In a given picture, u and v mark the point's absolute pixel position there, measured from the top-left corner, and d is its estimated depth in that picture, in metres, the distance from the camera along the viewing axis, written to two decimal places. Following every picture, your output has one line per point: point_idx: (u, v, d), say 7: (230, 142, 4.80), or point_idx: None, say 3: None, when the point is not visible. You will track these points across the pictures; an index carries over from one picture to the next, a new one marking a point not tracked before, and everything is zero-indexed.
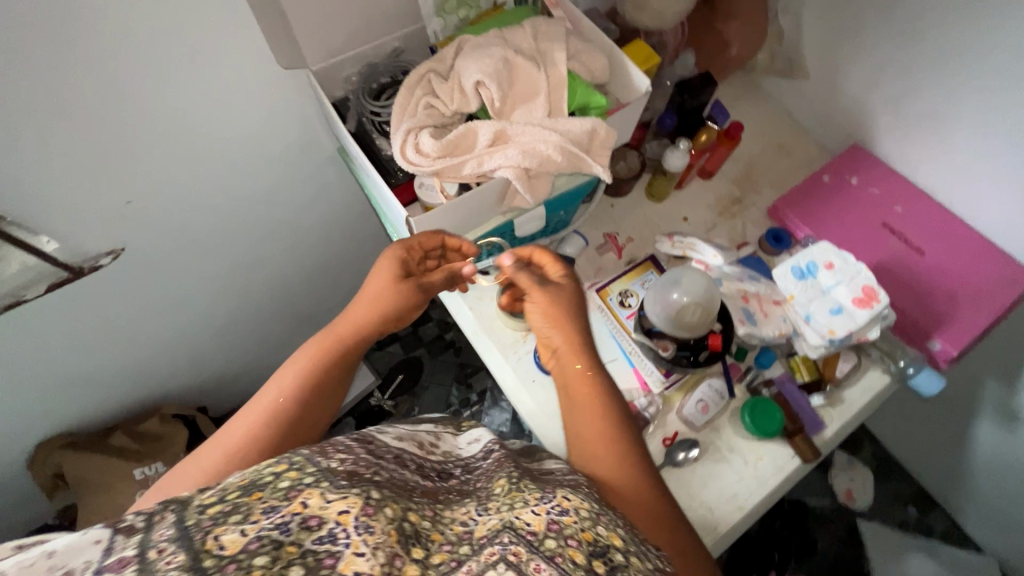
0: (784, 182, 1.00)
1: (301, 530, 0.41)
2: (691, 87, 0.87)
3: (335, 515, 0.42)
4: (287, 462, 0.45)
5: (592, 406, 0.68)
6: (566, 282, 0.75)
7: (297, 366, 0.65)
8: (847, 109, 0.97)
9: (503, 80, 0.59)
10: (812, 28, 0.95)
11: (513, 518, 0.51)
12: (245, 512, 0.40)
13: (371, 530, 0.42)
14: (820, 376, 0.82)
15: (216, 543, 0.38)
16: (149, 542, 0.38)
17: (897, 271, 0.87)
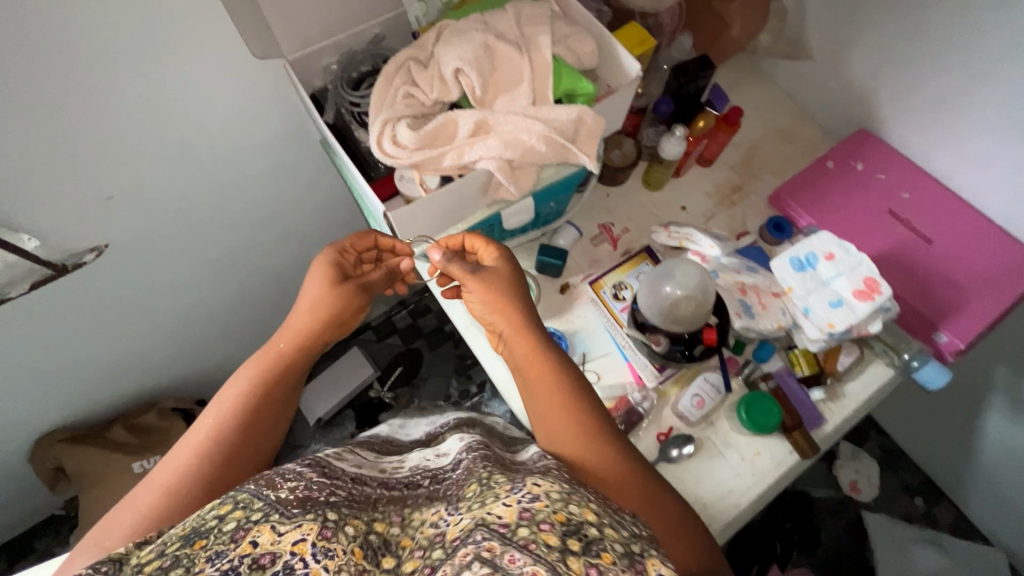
0: (786, 169, 0.97)
1: (251, 568, 0.47)
2: (688, 70, 0.82)
3: (290, 546, 0.49)
4: (231, 505, 0.52)
5: (546, 391, 0.69)
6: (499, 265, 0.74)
7: (232, 396, 0.69)
8: (854, 91, 0.93)
9: (485, 68, 0.57)
10: (817, 6, 0.91)
11: (484, 515, 0.52)
12: (187, 564, 0.47)
13: (330, 554, 0.49)
14: (820, 370, 0.79)
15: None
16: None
17: (903, 261, 0.84)
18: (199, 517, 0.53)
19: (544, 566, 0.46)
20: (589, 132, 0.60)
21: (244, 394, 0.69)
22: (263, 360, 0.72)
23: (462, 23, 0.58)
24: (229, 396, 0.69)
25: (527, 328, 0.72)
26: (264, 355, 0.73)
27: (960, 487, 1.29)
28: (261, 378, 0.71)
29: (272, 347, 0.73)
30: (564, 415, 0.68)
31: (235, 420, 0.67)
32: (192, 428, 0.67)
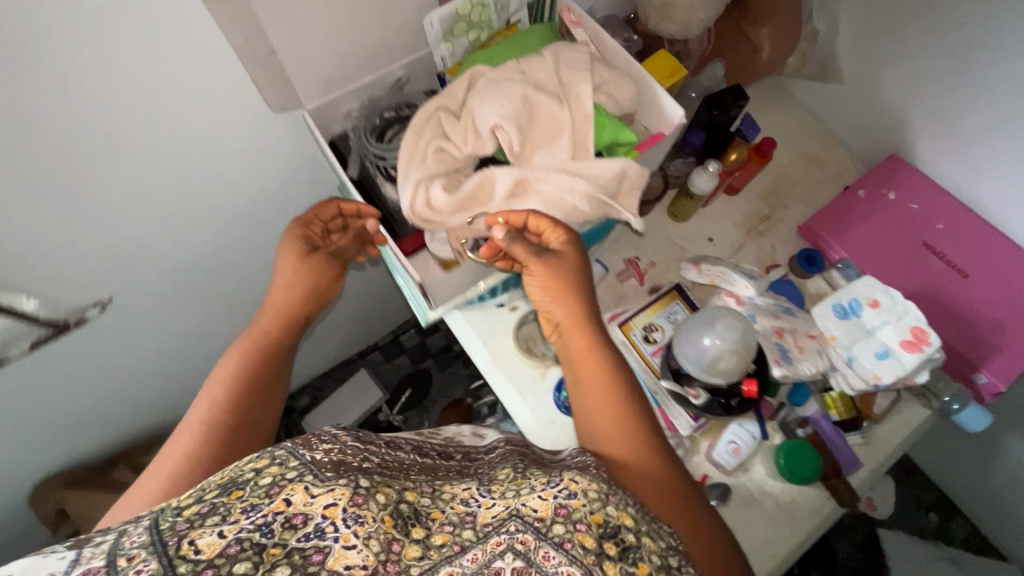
0: (815, 196, 0.94)
1: (285, 529, 0.42)
2: (721, 100, 0.78)
3: (321, 510, 0.43)
4: (268, 459, 0.48)
5: (596, 381, 0.66)
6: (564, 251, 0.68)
7: (216, 384, 0.64)
8: (885, 117, 0.91)
9: (523, 121, 0.53)
10: (851, 29, 0.87)
11: (518, 505, 0.50)
12: (223, 513, 0.42)
13: (360, 522, 0.43)
14: (857, 414, 0.77)
15: (191, 547, 0.39)
16: (117, 552, 0.39)
17: (939, 298, 0.81)
18: (235, 467, 0.48)
19: (580, 568, 0.45)
20: (633, 184, 0.56)
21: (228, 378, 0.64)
22: (250, 342, 0.68)
23: (495, 71, 0.54)
24: (214, 384, 0.64)
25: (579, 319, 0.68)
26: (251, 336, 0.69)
27: (976, 505, 1.29)
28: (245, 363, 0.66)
29: (258, 328, 0.69)
30: (612, 411, 0.63)
31: (217, 407, 0.62)
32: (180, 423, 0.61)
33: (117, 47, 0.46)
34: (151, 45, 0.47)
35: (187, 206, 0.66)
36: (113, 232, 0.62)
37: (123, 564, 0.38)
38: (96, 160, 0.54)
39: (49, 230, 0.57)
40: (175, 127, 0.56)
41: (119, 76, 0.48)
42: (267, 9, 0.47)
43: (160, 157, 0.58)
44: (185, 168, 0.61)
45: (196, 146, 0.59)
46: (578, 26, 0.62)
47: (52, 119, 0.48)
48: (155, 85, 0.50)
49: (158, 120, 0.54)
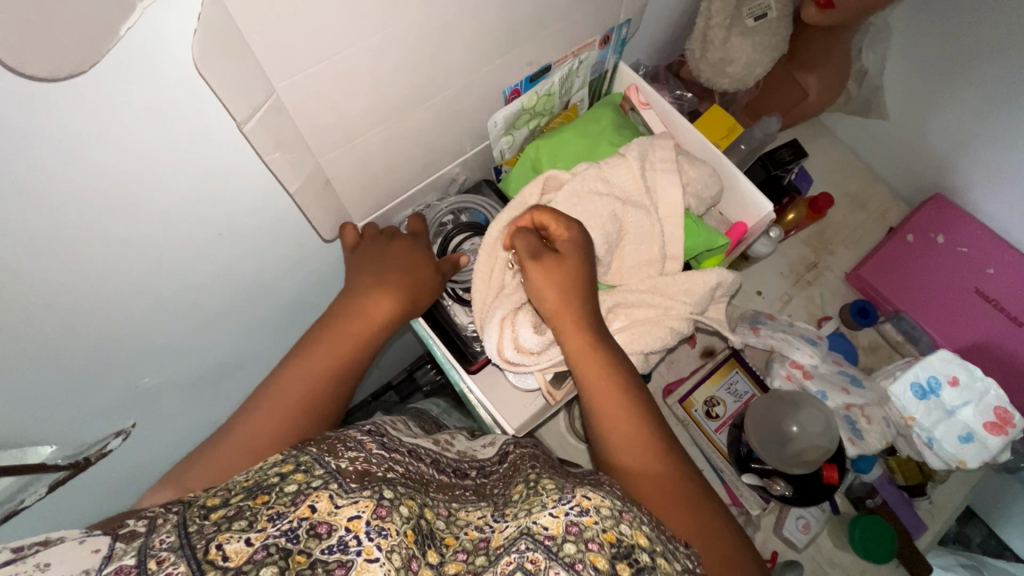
0: (859, 239, 0.90)
1: (309, 538, 0.33)
2: (778, 159, 0.73)
3: (345, 521, 0.34)
4: (294, 464, 0.38)
5: (600, 385, 0.46)
6: (566, 245, 0.47)
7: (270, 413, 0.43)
8: (929, 158, 0.87)
9: (612, 243, 0.50)
10: (899, 68, 0.83)
11: (528, 522, 0.37)
12: (249, 518, 0.33)
13: (386, 533, 0.34)
14: (923, 478, 0.74)
15: (219, 552, 0.30)
16: (147, 550, 0.30)
17: (994, 352, 0.79)
18: (261, 465, 0.39)
19: None
20: (722, 293, 0.53)
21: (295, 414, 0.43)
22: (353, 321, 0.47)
23: (575, 182, 0.50)
24: (273, 411, 0.42)
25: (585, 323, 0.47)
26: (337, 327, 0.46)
27: None
28: (323, 382, 0.45)
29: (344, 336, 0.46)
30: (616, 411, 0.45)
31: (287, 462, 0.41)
32: (289, 385, 0.43)
33: (163, 210, 0.37)
34: (199, 204, 0.39)
35: (224, 332, 0.57)
36: (147, 373, 0.53)
37: (152, 569, 0.29)
38: (133, 314, 0.45)
39: (78, 390, 0.47)
40: (221, 267, 0.47)
41: (165, 235, 0.39)
42: (328, 143, 0.40)
43: (203, 294, 0.49)
44: (229, 299, 0.52)
45: (241, 276, 0.50)
46: (648, 106, 0.58)
47: (90, 286, 0.39)
48: (203, 233, 0.42)
49: (207, 264, 0.45)
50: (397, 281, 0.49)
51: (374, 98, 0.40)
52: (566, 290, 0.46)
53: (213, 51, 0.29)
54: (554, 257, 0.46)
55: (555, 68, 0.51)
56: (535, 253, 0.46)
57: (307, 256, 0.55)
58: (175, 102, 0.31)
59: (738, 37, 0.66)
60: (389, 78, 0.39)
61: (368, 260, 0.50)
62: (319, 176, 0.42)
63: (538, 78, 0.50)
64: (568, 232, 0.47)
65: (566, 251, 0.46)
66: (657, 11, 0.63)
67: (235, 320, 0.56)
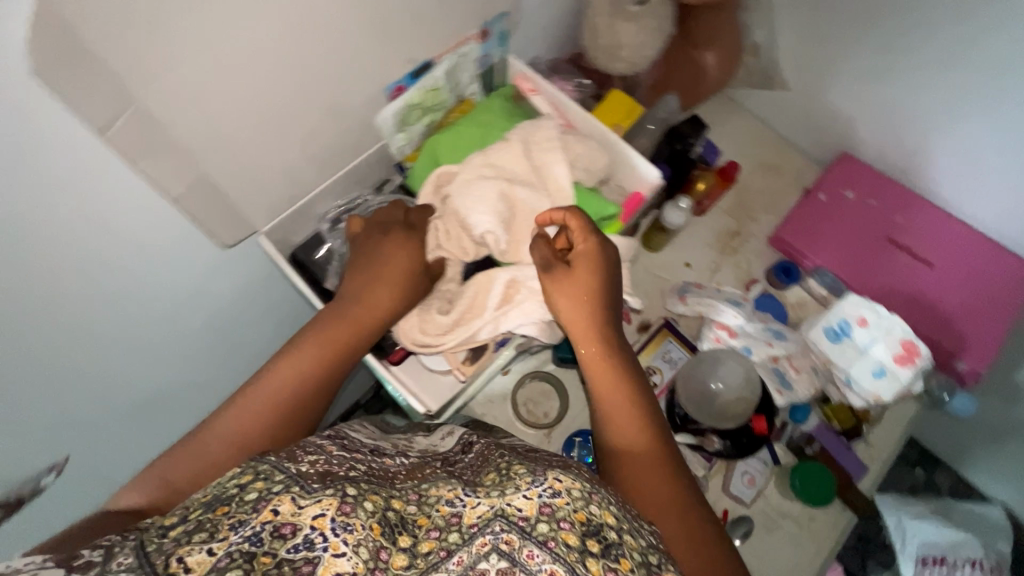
0: (777, 205, 0.94)
1: (273, 539, 0.34)
2: (679, 133, 0.79)
3: (310, 520, 0.35)
4: (253, 473, 0.38)
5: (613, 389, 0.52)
6: (583, 255, 0.52)
7: (243, 412, 0.44)
8: (830, 119, 0.92)
9: (506, 223, 0.53)
10: (788, 41, 0.88)
11: (502, 504, 0.39)
12: (211, 529, 0.34)
13: (351, 528, 0.35)
14: (857, 420, 0.78)
15: (180, 565, 0.31)
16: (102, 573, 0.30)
17: (909, 291, 0.83)
18: (219, 481, 0.39)
19: (564, 567, 0.36)
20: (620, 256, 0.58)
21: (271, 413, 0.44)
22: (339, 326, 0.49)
23: (466, 171, 0.54)
24: (250, 410, 0.44)
25: (598, 322, 0.52)
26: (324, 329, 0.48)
27: (952, 453, 1.25)
28: (304, 379, 0.47)
29: (330, 342, 0.48)
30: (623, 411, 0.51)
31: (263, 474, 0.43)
32: (266, 381, 0.45)
33: (45, 227, 0.37)
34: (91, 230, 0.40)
35: (142, 363, 0.55)
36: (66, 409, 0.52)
37: None
38: (30, 351, 0.43)
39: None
40: (123, 288, 0.46)
41: (63, 267, 0.40)
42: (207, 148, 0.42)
43: (108, 323, 0.47)
44: (138, 327, 0.51)
45: (149, 301, 0.49)
46: (536, 92, 0.61)
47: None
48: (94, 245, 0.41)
49: (111, 281, 0.44)
50: (387, 295, 0.51)
51: (252, 93, 0.41)
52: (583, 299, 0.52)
53: (53, 58, 0.30)
54: (567, 268, 0.52)
55: (435, 64, 0.53)
56: (548, 264, 0.52)
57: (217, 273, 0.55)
58: (26, 108, 0.32)
59: (623, 23, 0.70)
60: (266, 71, 0.41)
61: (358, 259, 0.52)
62: (205, 183, 0.44)
63: (420, 75, 0.53)
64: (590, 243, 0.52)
65: (579, 260, 0.52)
66: (538, 6, 0.66)
67: (152, 349, 0.55)
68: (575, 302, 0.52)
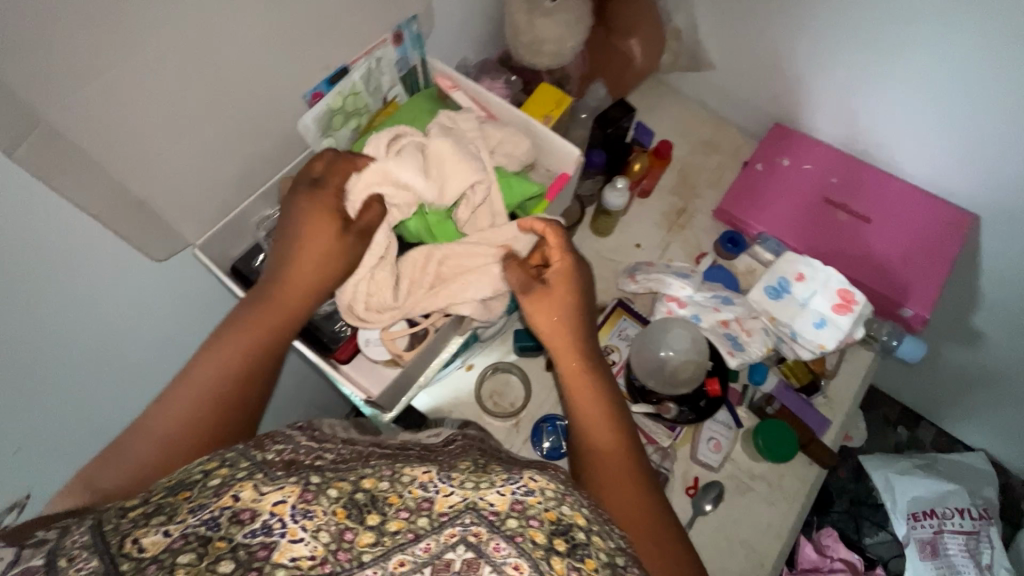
0: (718, 179, 0.97)
1: (231, 525, 0.34)
2: (610, 117, 0.83)
3: (270, 506, 0.35)
4: (220, 462, 0.39)
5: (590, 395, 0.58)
6: (559, 274, 0.58)
7: (180, 401, 0.48)
8: (758, 92, 0.96)
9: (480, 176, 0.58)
10: (707, 22, 0.92)
11: (474, 498, 0.39)
12: (169, 512, 0.34)
13: (311, 514, 0.36)
14: (813, 375, 0.80)
15: (134, 545, 0.32)
16: (58, 552, 0.31)
17: (851, 247, 0.86)
18: (187, 468, 0.40)
19: (528, 564, 0.36)
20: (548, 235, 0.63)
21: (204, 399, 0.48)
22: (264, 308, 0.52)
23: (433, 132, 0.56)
24: (187, 398, 0.48)
25: (577, 336, 0.59)
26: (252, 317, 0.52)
27: (928, 405, 1.27)
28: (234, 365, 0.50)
29: (258, 326, 0.51)
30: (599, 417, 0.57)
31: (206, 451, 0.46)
32: (197, 371, 0.49)
33: None
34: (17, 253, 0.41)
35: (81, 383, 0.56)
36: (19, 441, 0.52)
37: (62, 566, 0.30)
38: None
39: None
40: (43, 310, 0.47)
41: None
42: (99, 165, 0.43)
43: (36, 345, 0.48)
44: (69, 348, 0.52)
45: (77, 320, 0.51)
46: (456, 88, 0.64)
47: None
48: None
49: (37, 303, 0.46)
50: (309, 273, 0.54)
51: (165, 109, 0.43)
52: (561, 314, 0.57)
53: None
54: (545, 287, 0.57)
55: (352, 68, 0.56)
56: (526, 284, 0.57)
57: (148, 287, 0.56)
58: None
59: (540, 18, 0.74)
60: (176, 87, 0.43)
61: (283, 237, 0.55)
62: (128, 198, 0.46)
63: (337, 80, 0.55)
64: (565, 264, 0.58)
65: (558, 278, 0.57)
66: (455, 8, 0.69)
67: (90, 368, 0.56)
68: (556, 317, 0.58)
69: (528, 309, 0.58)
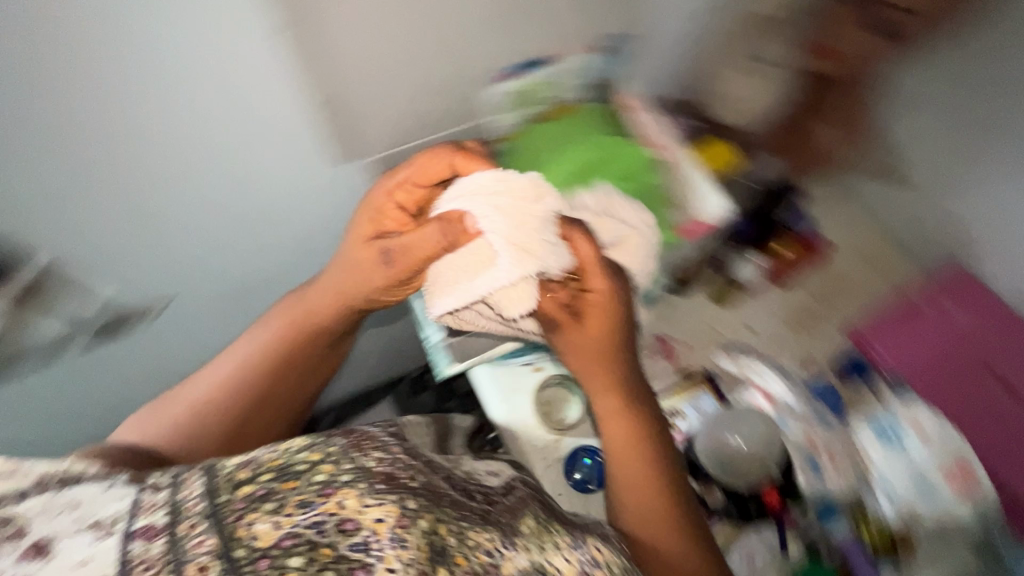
0: (864, 295, 0.83)
1: (337, 533, 0.41)
2: (773, 195, 0.82)
3: (370, 523, 0.42)
4: (324, 458, 0.47)
5: (628, 441, 0.62)
6: (597, 297, 0.61)
7: (204, 384, 0.69)
8: (959, 237, 0.77)
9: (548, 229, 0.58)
10: (928, 151, 0.73)
11: (542, 562, 0.48)
12: (277, 502, 0.43)
13: (403, 545, 0.41)
14: (894, 545, 0.68)
15: (248, 533, 0.40)
16: (179, 513, 0.42)
17: (1007, 438, 0.69)
18: (291, 448, 0.48)
19: None
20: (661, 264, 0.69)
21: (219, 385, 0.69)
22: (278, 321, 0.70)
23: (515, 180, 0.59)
24: (204, 385, 0.69)
25: (612, 377, 0.63)
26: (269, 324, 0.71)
27: None
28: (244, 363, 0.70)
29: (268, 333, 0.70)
30: (639, 477, 0.61)
31: (223, 419, 0.67)
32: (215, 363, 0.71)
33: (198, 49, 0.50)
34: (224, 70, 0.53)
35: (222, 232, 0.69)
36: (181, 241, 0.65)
37: (182, 535, 0.40)
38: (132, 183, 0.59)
39: (100, 242, 0.63)
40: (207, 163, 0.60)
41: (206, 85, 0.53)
42: (267, 74, 0.55)
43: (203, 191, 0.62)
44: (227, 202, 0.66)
45: (234, 179, 0.64)
46: (640, 111, 0.71)
47: (68, 144, 0.53)
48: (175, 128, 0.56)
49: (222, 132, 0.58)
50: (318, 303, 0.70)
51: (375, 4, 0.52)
52: (596, 349, 0.62)
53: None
54: (578, 321, 0.62)
55: (548, 64, 0.67)
56: (557, 322, 0.62)
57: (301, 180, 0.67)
58: None
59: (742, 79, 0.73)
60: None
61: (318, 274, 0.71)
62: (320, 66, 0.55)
63: (532, 68, 0.67)
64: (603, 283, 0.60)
65: (587, 307, 0.61)
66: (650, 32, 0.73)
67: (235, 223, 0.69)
68: (583, 354, 0.63)
69: (563, 346, 0.64)
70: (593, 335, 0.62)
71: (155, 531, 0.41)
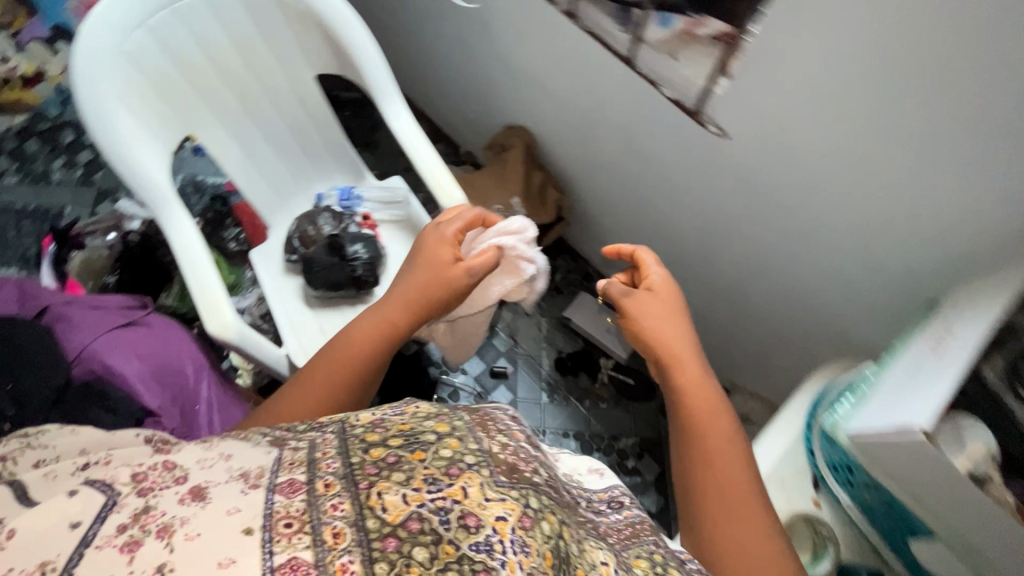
0: None
1: (460, 530, 0.41)
2: None
3: (492, 520, 0.42)
4: (449, 431, 0.50)
5: (728, 461, 0.68)
6: (659, 285, 0.80)
7: (314, 370, 0.77)
8: None
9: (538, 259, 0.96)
10: None
11: None
12: (407, 474, 0.44)
13: (524, 549, 0.42)
14: None
15: (379, 501, 0.42)
16: (316, 473, 0.44)
17: None
18: (417, 414, 0.53)
19: None
20: None
21: (322, 375, 0.76)
22: (385, 322, 0.82)
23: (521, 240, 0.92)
24: (302, 377, 0.76)
25: (715, 414, 0.71)
26: (372, 320, 0.82)
27: None
28: (350, 359, 0.78)
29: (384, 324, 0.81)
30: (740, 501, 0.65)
31: (323, 410, 0.73)
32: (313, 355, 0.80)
33: None
34: None
35: (824, 152, 0.72)
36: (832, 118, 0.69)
37: (319, 489, 0.42)
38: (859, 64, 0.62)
39: (786, 76, 0.69)
40: (932, 104, 0.61)
41: None
42: None
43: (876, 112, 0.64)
44: (868, 139, 0.67)
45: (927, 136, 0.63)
46: None
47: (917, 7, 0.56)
48: (942, 67, 0.58)
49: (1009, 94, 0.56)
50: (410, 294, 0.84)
51: None
52: (691, 353, 0.76)
53: None
54: (650, 292, 0.79)
55: None
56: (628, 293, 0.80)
57: (928, 182, 0.66)
58: None
59: None
60: None
61: (413, 263, 0.88)
62: None
63: None
64: (660, 274, 0.81)
65: (662, 285, 0.80)
66: None
67: (850, 159, 0.71)
68: (674, 357, 0.75)
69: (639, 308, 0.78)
70: (669, 300, 0.79)
71: (297, 487, 0.42)
